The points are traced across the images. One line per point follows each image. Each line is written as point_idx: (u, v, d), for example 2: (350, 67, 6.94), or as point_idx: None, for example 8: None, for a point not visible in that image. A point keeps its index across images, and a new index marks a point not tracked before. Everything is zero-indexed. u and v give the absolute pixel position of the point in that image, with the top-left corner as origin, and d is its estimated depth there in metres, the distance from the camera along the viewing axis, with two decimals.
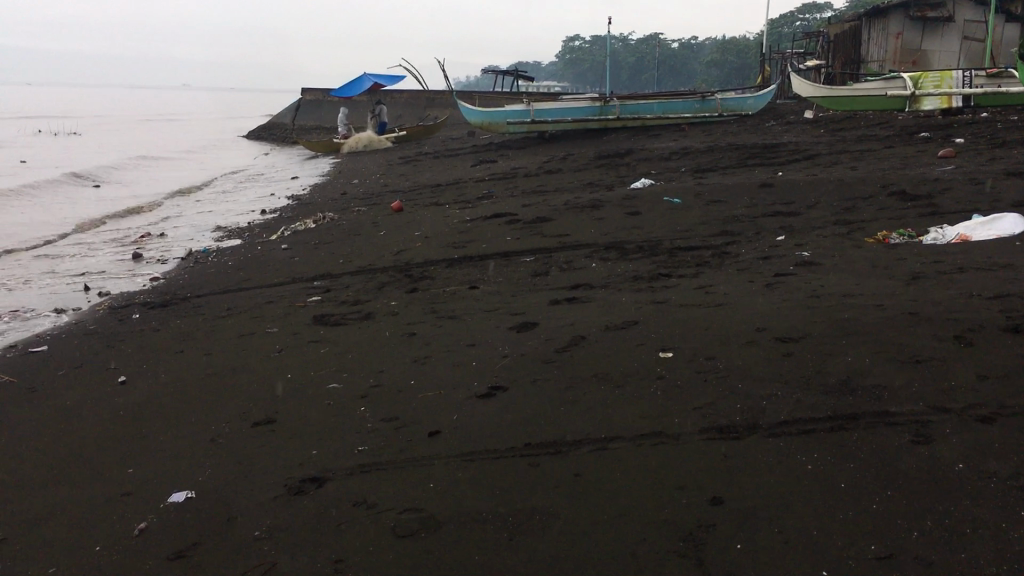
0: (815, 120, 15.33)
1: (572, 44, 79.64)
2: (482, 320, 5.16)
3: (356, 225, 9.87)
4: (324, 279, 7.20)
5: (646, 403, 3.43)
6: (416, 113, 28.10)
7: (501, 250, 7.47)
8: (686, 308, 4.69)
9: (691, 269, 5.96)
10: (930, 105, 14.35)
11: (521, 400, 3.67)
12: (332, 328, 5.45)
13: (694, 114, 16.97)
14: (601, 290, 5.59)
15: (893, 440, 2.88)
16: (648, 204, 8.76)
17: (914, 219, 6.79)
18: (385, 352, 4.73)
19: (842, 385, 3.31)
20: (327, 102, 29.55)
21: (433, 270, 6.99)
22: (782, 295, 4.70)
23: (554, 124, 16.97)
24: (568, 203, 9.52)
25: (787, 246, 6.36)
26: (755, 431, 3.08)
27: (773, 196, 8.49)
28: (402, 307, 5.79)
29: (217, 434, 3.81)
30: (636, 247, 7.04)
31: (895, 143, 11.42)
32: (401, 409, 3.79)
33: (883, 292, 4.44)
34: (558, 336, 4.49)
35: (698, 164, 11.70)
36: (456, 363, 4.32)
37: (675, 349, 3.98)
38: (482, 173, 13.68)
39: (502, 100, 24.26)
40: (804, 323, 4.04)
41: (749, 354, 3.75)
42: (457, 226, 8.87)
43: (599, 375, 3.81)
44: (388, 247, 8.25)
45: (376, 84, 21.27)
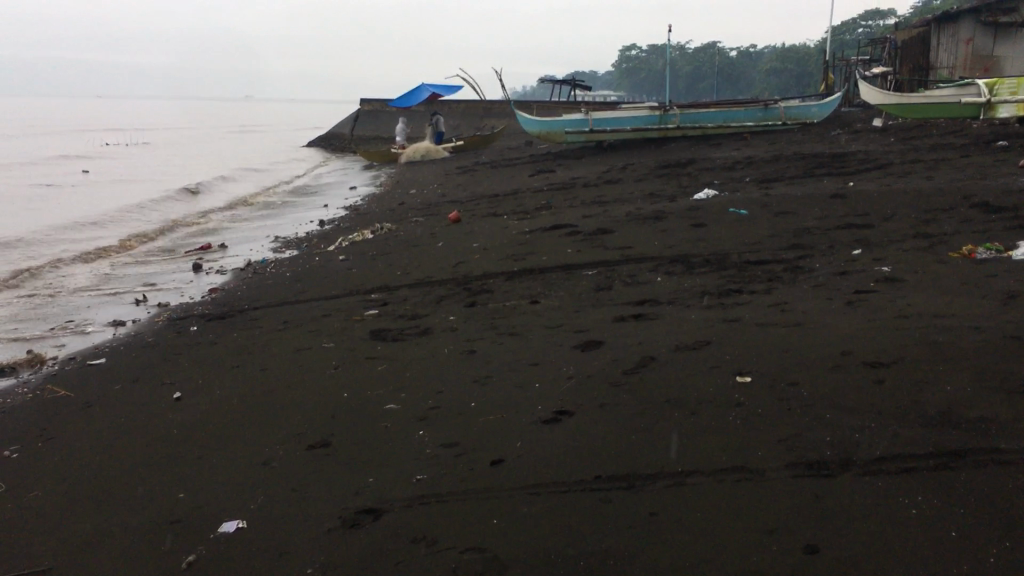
0: (884, 128, 14.87)
1: (629, 54, 79.22)
2: (545, 336, 4.97)
3: (414, 235, 9.75)
4: (382, 291, 7.08)
5: (725, 433, 3.20)
6: (473, 122, 28.10)
7: (562, 263, 7.26)
8: (762, 328, 4.43)
9: (763, 284, 5.69)
10: (1006, 113, 13.58)
11: (588, 427, 3.46)
12: (390, 343, 5.30)
13: (757, 123, 16.50)
14: (668, 306, 5.36)
15: (1006, 481, 2.60)
16: (713, 215, 8.48)
17: (1001, 232, 6.42)
18: (444, 370, 4.56)
19: (942, 417, 3.03)
20: (385, 111, 29.72)
21: (492, 283, 6.82)
22: (866, 314, 4.40)
23: (613, 133, 16.74)
24: (630, 213, 9.29)
25: (865, 260, 6.05)
26: (847, 468, 2.82)
27: (846, 207, 8.16)
28: (462, 322, 5.62)
29: (270, 457, 3.67)
30: (702, 260, 6.77)
31: (972, 152, 10.97)
32: (461, 434, 3.61)
33: (978, 312, 4.13)
34: (626, 356, 4.27)
35: (764, 174, 11.37)
36: (519, 383, 4.13)
37: (753, 372, 3.73)
38: (540, 183, 13.51)
39: (559, 109, 24.09)
40: (894, 346, 3.76)
41: (836, 380, 3.49)
42: (516, 237, 8.69)
43: (671, 400, 3.59)
44: (446, 259, 8.11)
45: (434, 94, 21.25)
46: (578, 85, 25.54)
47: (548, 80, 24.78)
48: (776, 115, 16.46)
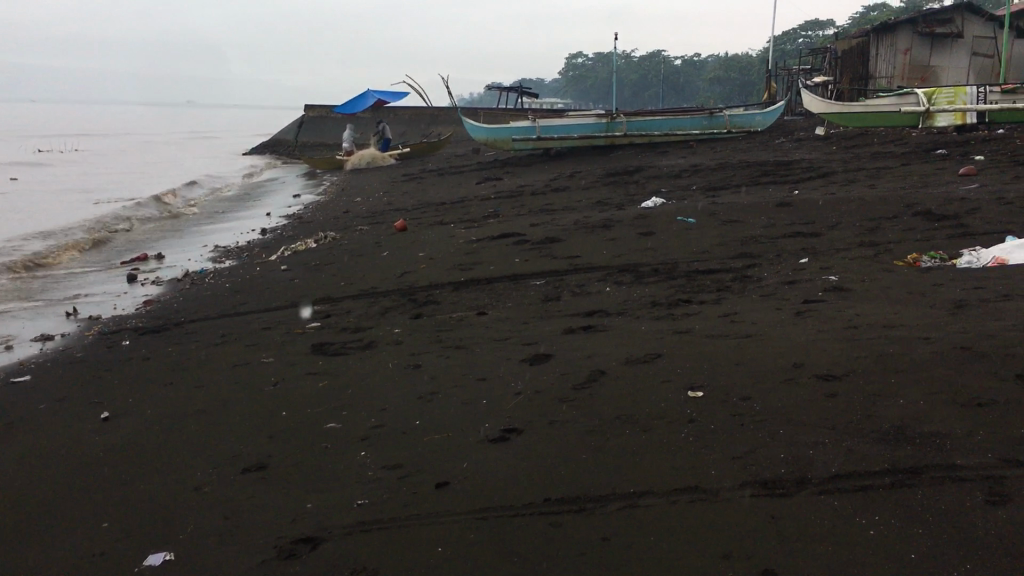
0: (826, 137, 15.06)
1: (576, 62, 79.62)
2: (492, 350, 4.84)
3: (359, 244, 9.56)
4: (325, 303, 6.89)
5: (677, 452, 3.11)
6: (420, 130, 27.90)
7: (510, 272, 7.15)
8: (713, 340, 4.36)
9: (712, 294, 5.64)
10: (944, 122, 14.01)
11: (537, 446, 3.34)
12: (332, 358, 5.13)
13: (702, 130, 16.64)
14: (618, 317, 5.27)
15: (963, 500, 2.53)
16: (661, 224, 8.45)
17: (944, 241, 6.46)
18: (389, 386, 4.41)
19: (897, 433, 2.97)
20: (329, 118, 29.35)
21: (438, 294, 6.68)
22: (816, 325, 4.35)
23: (560, 141, 16.69)
24: (578, 222, 9.22)
25: (812, 269, 6.04)
26: (803, 487, 2.74)
27: (792, 216, 8.18)
28: (407, 335, 5.46)
29: (203, 482, 3.49)
30: (652, 270, 6.71)
31: (912, 160, 11.13)
32: (405, 454, 3.47)
33: (928, 323, 4.10)
34: (575, 370, 4.16)
35: (710, 182, 11.39)
36: (465, 399, 4.00)
37: (705, 387, 3.64)
38: (487, 191, 13.39)
39: (506, 116, 24.04)
40: (846, 359, 3.70)
41: (788, 395, 3.41)
42: (463, 246, 8.56)
43: (622, 417, 3.49)
44: (392, 269, 7.94)
45: (379, 101, 21.01)
46: (524, 93, 25.50)
47: (494, 86, 24.69)
48: (721, 123, 16.66)
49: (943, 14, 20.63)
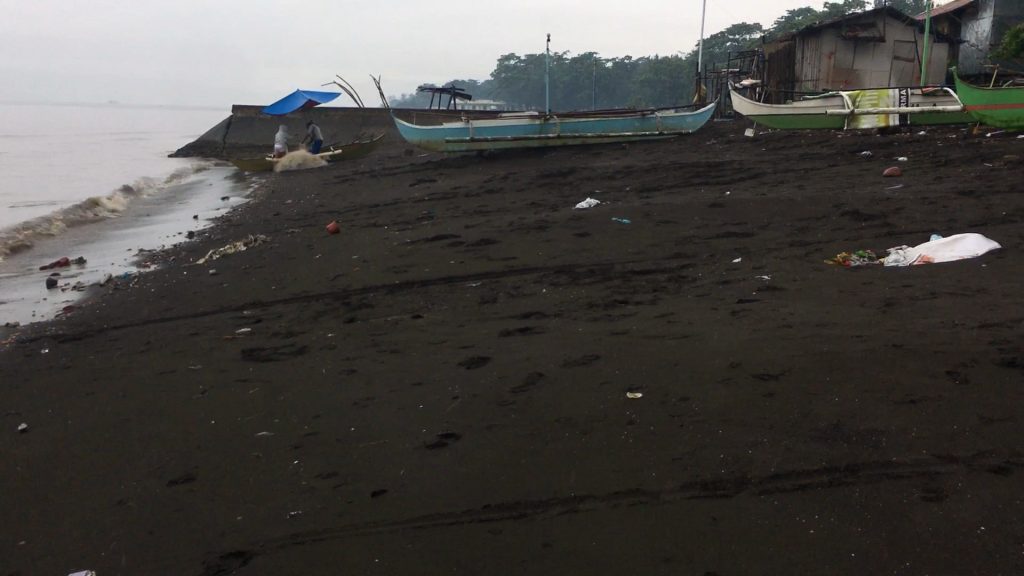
0: (755, 138, 15.32)
1: (508, 63, 79.74)
2: (428, 353, 4.76)
3: (290, 247, 9.37)
4: (255, 308, 6.72)
5: (617, 455, 3.08)
6: (352, 131, 27.59)
7: (445, 275, 7.07)
8: (650, 341, 4.35)
9: (648, 295, 5.65)
10: (869, 123, 14.42)
11: (475, 451, 3.28)
12: (263, 364, 5.00)
13: (635, 132, 16.78)
14: (555, 318, 5.24)
15: (900, 497, 2.55)
16: (596, 225, 8.46)
17: (872, 240, 6.59)
18: (323, 392, 4.30)
19: (833, 431, 2.99)
20: (259, 119, 28.84)
21: (372, 297, 6.57)
22: (750, 325, 4.38)
23: (494, 142, 16.66)
24: (513, 223, 9.19)
25: (745, 269, 6.10)
26: (743, 488, 2.73)
27: (724, 216, 8.27)
28: (340, 340, 5.35)
29: (126, 496, 3.35)
30: (587, 271, 6.70)
31: (838, 162, 11.37)
32: (339, 463, 3.38)
33: (859, 321, 4.15)
34: (513, 373, 4.10)
35: (643, 183, 11.47)
36: (401, 404, 3.92)
37: (643, 388, 3.63)
38: (421, 192, 13.27)
39: (439, 117, 23.92)
40: (782, 358, 3.72)
41: (726, 395, 3.41)
42: (397, 248, 8.45)
43: (561, 419, 3.45)
44: (324, 272, 7.79)
45: (310, 101, 20.70)
46: (457, 94, 25.41)
47: (427, 88, 24.54)
48: (653, 124, 16.84)
49: (865, 19, 21.18)
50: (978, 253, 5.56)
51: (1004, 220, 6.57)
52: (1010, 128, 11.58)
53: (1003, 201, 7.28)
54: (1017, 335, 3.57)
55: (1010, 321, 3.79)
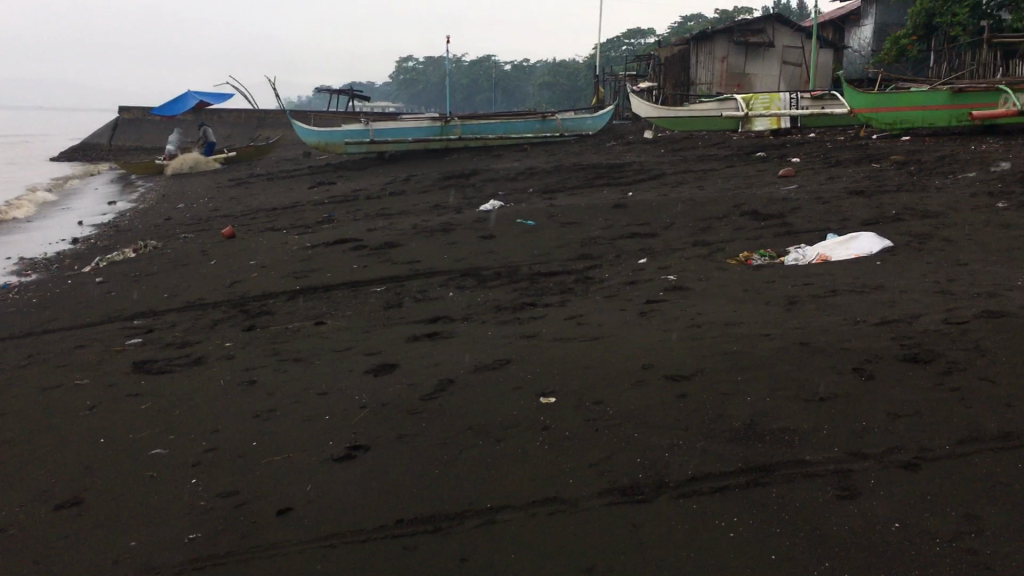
0: (653, 140, 15.54)
1: (406, 65, 79.20)
2: (333, 361, 4.60)
3: (183, 253, 9.00)
4: (147, 317, 6.41)
5: (533, 462, 3.00)
6: (247, 133, 26.86)
7: (348, 279, 6.89)
8: (560, 344, 4.30)
9: (556, 297, 5.61)
10: (761, 126, 14.79)
11: (385, 463, 3.16)
12: (156, 376, 4.75)
13: (535, 134, 16.83)
14: (463, 323, 5.15)
15: (816, 496, 2.54)
16: (501, 227, 8.40)
17: (772, 239, 6.72)
18: (222, 404, 4.10)
19: (748, 432, 2.98)
20: (148, 120, 27.79)
21: (272, 304, 6.35)
22: (659, 326, 4.37)
23: (394, 144, 16.42)
24: (416, 226, 9.05)
25: (651, 269, 6.13)
26: (660, 492, 2.69)
27: (628, 217, 8.32)
28: (239, 349, 5.13)
29: (7, 524, 3.11)
30: (493, 274, 6.63)
31: (735, 163, 11.62)
32: (241, 480, 3.21)
33: (765, 320, 4.19)
34: (422, 380, 3.99)
35: (546, 185, 11.48)
36: (306, 416, 3.76)
37: (556, 393, 3.57)
38: (320, 195, 12.99)
39: (337, 119, 23.52)
40: (693, 358, 3.72)
41: (640, 397, 3.38)
42: (296, 253, 8.21)
43: (474, 427, 3.36)
44: (221, 278, 7.50)
45: (202, 102, 20.05)
46: (355, 96, 25.02)
47: (324, 89, 24.06)
48: (553, 126, 16.91)
49: (755, 24, 21.85)
50: (872, 251, 5.71)
51: (894, 218, 6.79)
52: (897, 129, 12.06)
53: (892, 201, 7.53)
54: (917, 330, 3.65)
55: (909, 317, 3.88)
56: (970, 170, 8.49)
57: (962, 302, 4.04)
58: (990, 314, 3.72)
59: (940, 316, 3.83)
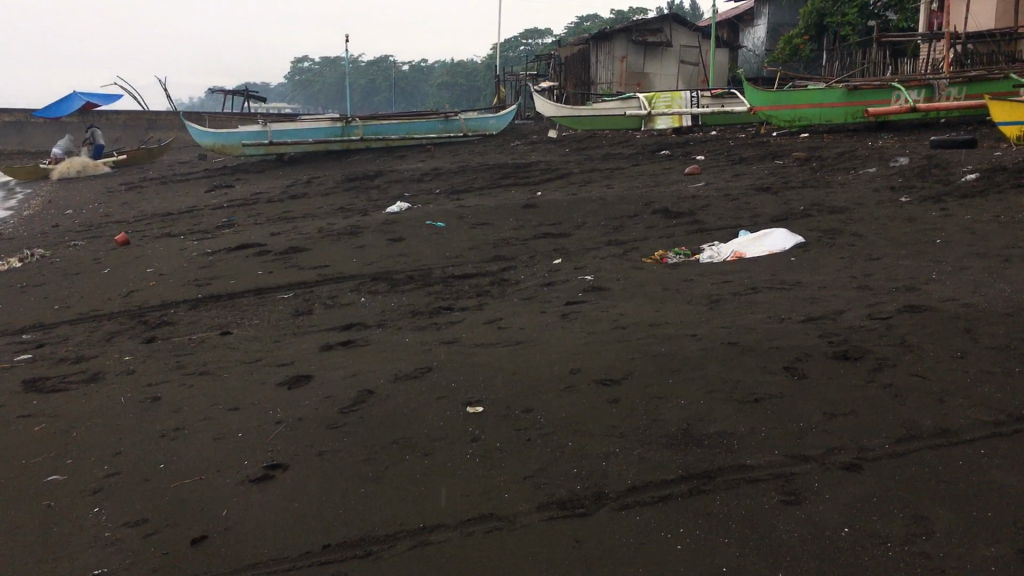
0: (557, 140, 15.54)
1: (301, 66, 77.70)
2: (244, 373, 4.36)
3: (73, 262, 8.49)
4: (35, 331, 5.99)
5: (465, 477, 2.86)
6: (137, 135, 25.80)
7: (253, 286, 6.60)
8: (483, 349, 4.17)
9: (473, 300, 5.48)
10: (663, 125, 14.96)
11: (306, 483, 2.97)
12: (49, 395, 4.40)
13: (438, 134, 16.67)
14: (378, 329, 4.96)
15: (761, 502, 2.48)
16: (410, 229, 8.21)
17: (684, 237, 6.75)
18: (123, 424, 3.81)
19: (685, 436, 2.91)
20: (30, 123, 26.40)
21: (174, 314, 6.01)
22: (583, 327, 4.29)
23: (294, 146, 15.97)
24: (322, 229, 8.78)
25: (567, 270, 6.04)
26: (602, 503, 2.59)
27: (538, 217, 8.25)
28: (139, 363, 4.81)
29: None
30: (406, 277, 6.45)
31: (640, 161, 11.70)
32: (149, 507, 2.96)
33: (689, 320, 4.16)
34: (340, 392, 3.79)
35: (452, 185, 11.32)
36: (218, 434, 3.52)
37: (483, 402, 3.43)
38: (219, 199, 12.52)
39: (232, 120, 22.80)
40: (621, 361, 3.64)
41: (571, 404, 3.28)
42: (196, 260, 7.83)
43: (400, 440, 3.20)
44: (116, 288, 7.09)
45: (88, 104, 19.11)
46: (251, 97, 24.28)
47: (216, 89, 23.27)
48: (457, 126, 16.75)
49: (653, 24, 22.11)
50: (785, 248, 5.77)
51: (803, 214, 6.91)
52: (797, 126, 12.43)
53: (799, 197, 7.66)
54: (843, 327, 3.68)
55: (832, 313, 3.92)
56: (870, 166, 8.73)
57: (884, 298, 4.10)
58: (912, 309, 3.80)
59: (863, 312, 3.88)
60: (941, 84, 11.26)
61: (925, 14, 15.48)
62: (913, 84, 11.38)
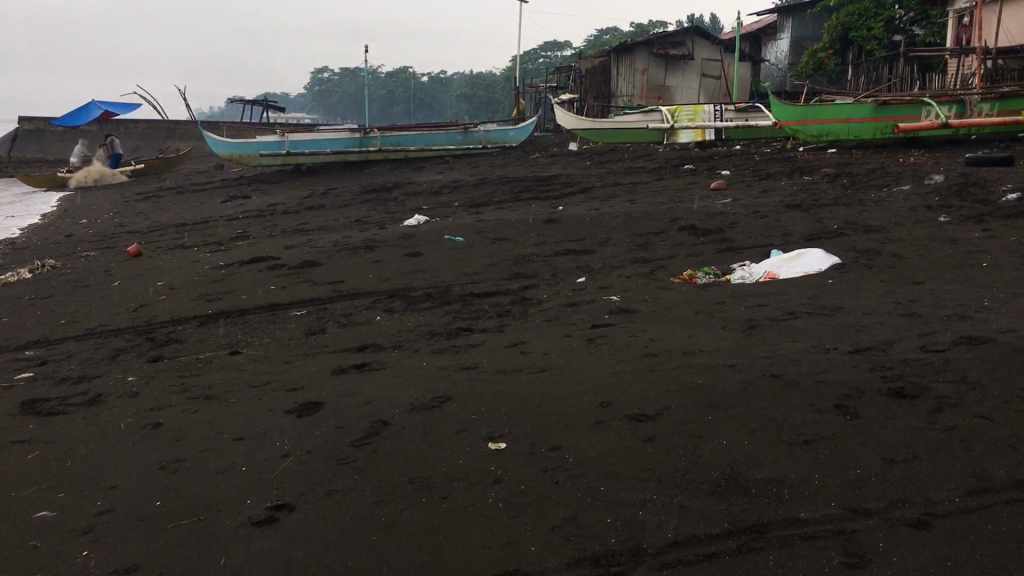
0: (578, 153, 15.31)
1: (321, 77, 77.77)
2: (251, 398, 4.12)
3: (84, 274, 8.31)
4: (39, 347, 5.78)
5: (486, 525, 2.60)
6: (155, 145, 25.78)
7: (265, 302, 6.37)
8: (503, 376, 3.92)
9: (493, 320, 5.24)
10: (686, 138, 14.73)
11: (312, 528, 2.71)
12: (47, 419, 4.18)
13: (457, 146, 16.46)
14: (393, 351, 4.72)
15: (820, 563, 2.21)
16: (427, 243, 7.97)
17: (713, 255, 6.49)
18: (120, 454, 3.57)
19: (729, 483, 2.64)
20: (49, 130, 26.42)
21: (182, 331, 5.80)
22: (611, 354, 4.03)
23: (311, 156, 15.82)
24: (337, 243, 8.57)
25: (590, 289, 5.79)
26: (640, 561, 2.32)
27: (560, 232, 8.01)
28: (143, 385, 4.58)
29: None
30: (423, 295, 6.21)
31: (664, 175, 11.44)
32: (140, 553, 2.71)
33: (726, 347, 3.89)
34: (351, 422, 3.54)
35: (472, 198, 11.10)
36: (219, 468, 3.27)
37: (505, 437, 3.17)
38: (235, 210, 12.35)
39: (251, 131, 22.71)
40: (653, 393, 3.37)
41: (601, 442, 3.01)
42: (209, 273, 7.62)
43: (416, 480, 2.94)
44: (126, 301, 6.89)
45: (108, 113, 19.03)
46: (270, 107, 24.18)
47: (236, 100, 23.17)
48: (475, 138, 16.56)
49: (675, 37, 21.89)
50: (821, 269, 5.50)
51: (837, 233, 6.63)
52: (824, 141, 12.05)
53: (832, 215, 7.39)
54: (895, 360, 3.41)
55: (882, 344, 3.66)
56: (904, 183, 8.43)
57: (936, 327, 3.83)
58: (970, 341, 3.52)
59: (915, 343, 3.61)
60: (972, 100, 10.96)
61: (953, 27, 15.14)
62: (943, 99, 11.04)
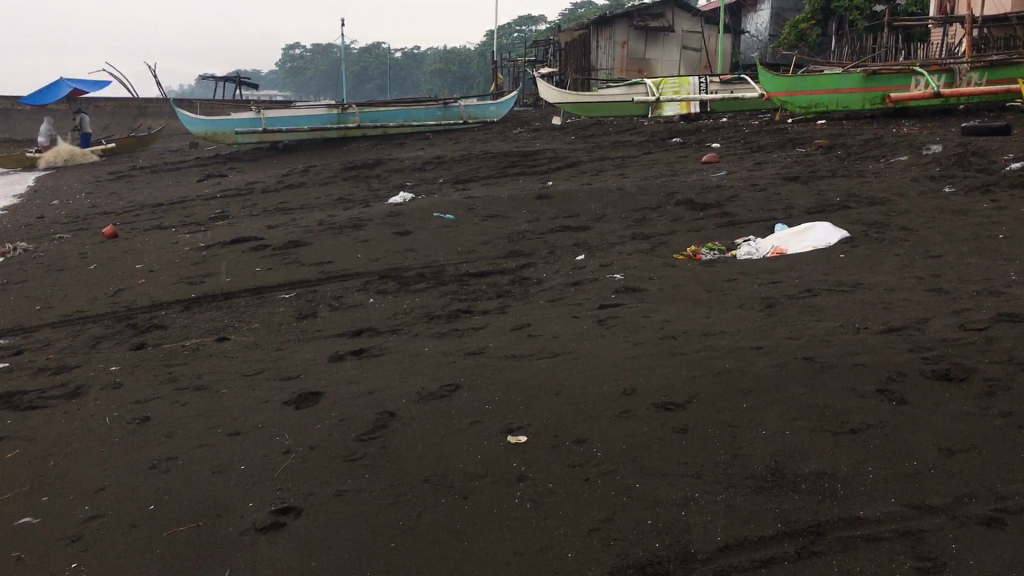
0: (561, 127, 15.05)
1: (293, 53, 76.73)
2: (244, 388, 3.88)
3: (58, 258, 7.97)
4: (13, 336, 5.48)
5: (516, 528, 2.39)
6: (126, 124, 25.19)
7: (251, 285, 6.10)
8: (514, 361, 3.70)
9: (493, 301, 5.02)
10: (670, 111, 14.51)
11: (324, 533, 2.50)
12: (26, 413, 3.92)
13: (438, 121, 16.16)
14: (391, 336, 4.48)
15: (889, 567, 2.03)
16: (416, 221, 7.71)
17: (715, 230, 6.29)
18: (105, 452, 3.32)
19: (776, 478, 2.45)
20: (16, 110, 25.72)
21: (164, 316, 5.52)
22: (626, 336, 3.82)
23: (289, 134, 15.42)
24: (322, 222, 8.29)
25: (592, 267, 5.57)
26: (690, 569, 2.12)
27: (553, 208, 7.77)
28: (126, 375, 4.32)
29: None
30: (416, 275, 5.98)
31: (653, 148, 11.22)
32: (134, 564, 2.48)
33: (749, 328, 3.69)
34: (356, 414, 3.32)
35: (457, 174, 10.84)
36: (216, 467, 3.04)
37: (525, 430, 2.96)
38: (211, 189, 12.00)
39: (225, 108, 22.20)
40: (678, 379, 3.17)
41: (630, 434, 2.81)
42: (190, 255, 7.32)
43: (432, 478, 2.73)
44: (104, 285, 6.59)
45: (77, 91, 18.47)
46: (243, 85, 23.65)
47: (208, 78, 22.63)
48: (456, 113, 16.23)
49: (654, 9, 21.62)
50: (830, 243, 5.30)
51: (840, 206, 6.45)
52: (812, 113, 11.89)
53: (832, 186, 7.21)
54: (933, 340, 3.23)
55: (916, 322, 3.46)
56: (902, 153, 8.27)
57: (970, 304, 3.64)
58: (1010, 318, 3.34)
59: (952, 321, 3.42)
60: (961, 69, 10.73)
61: None
62: (933, 68, 10.85)
